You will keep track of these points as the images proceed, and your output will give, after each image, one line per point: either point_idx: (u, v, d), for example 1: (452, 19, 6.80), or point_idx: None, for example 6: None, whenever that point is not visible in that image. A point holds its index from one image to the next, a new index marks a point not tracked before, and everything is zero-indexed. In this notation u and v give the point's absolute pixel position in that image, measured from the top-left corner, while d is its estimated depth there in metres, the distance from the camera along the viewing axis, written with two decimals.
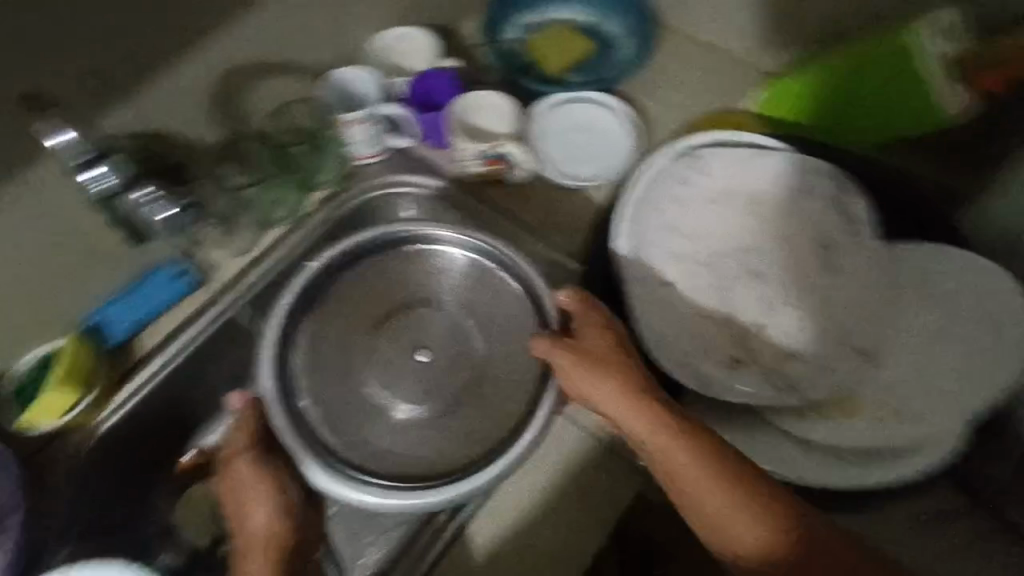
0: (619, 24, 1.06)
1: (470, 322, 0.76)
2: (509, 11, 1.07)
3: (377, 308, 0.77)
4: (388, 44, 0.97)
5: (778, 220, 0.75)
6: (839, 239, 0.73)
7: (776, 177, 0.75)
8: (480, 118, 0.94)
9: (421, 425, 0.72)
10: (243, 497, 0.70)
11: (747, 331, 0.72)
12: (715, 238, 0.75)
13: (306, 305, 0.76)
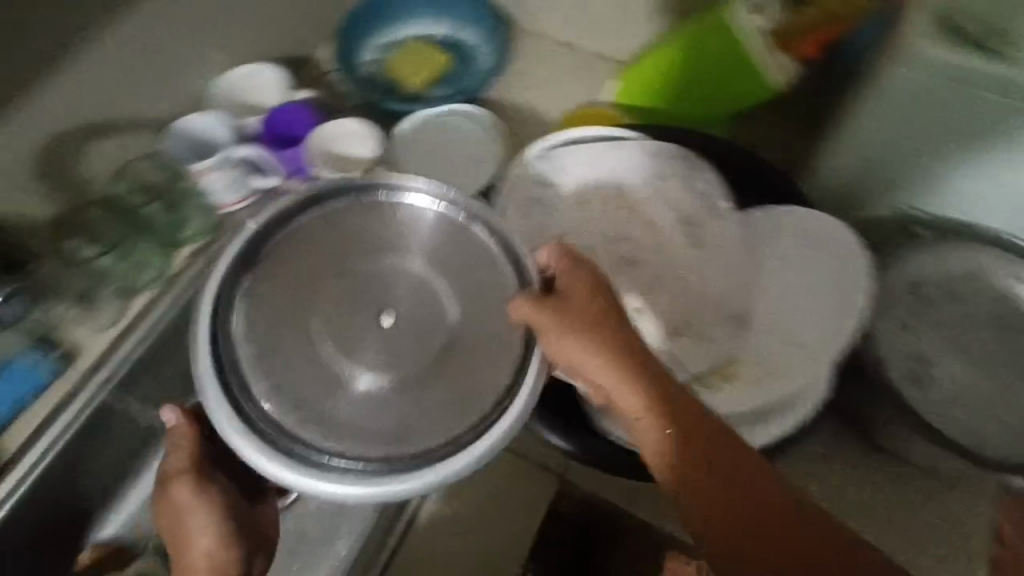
0: (471, 30, 1.08)
1: (436, 274, 0.53)
2: (362, 41, 1.07)
3: (308, 264, 0.53)
4: (234, 89, 0.96)
5: (643, 205, 0.76)
6: (701, 218, 0.76)
7: (637, 165, 0.77)
8: (342, 147, 0.92)
9: (405, 411, 0.50)
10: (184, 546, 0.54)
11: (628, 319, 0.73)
12: (585, 233, 0.76)
13: (252, 260, 0.53)
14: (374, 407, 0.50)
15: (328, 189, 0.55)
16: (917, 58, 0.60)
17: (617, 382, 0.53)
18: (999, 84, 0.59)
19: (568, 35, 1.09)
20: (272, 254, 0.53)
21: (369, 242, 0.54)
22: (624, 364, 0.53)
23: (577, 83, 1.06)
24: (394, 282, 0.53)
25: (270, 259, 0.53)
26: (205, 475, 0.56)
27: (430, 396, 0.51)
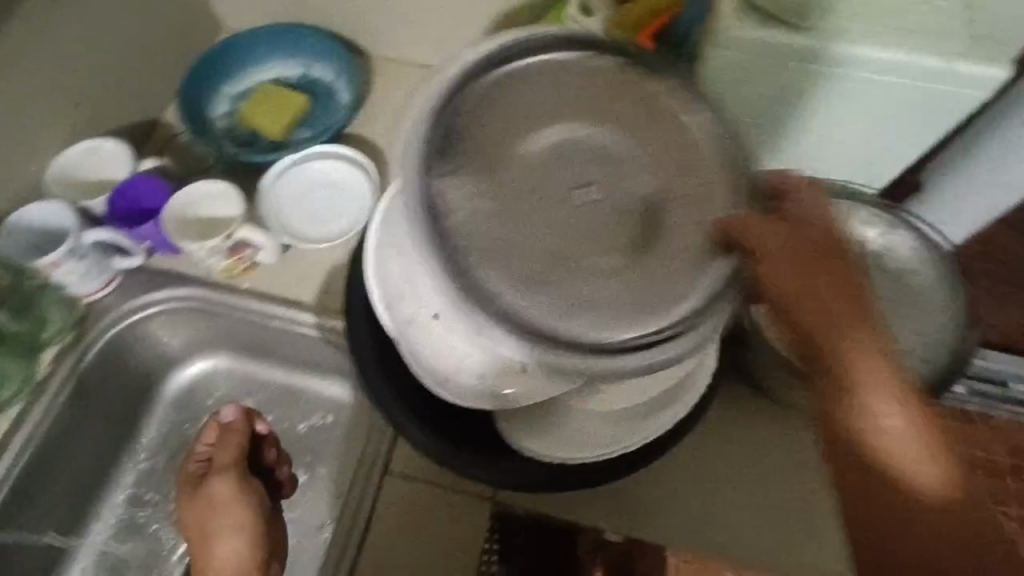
0: (326, 69, 1.05)
1: (617, 144, 0.56)
2: (207, 96, 1.02)
3: (512, 126, 0.56)
4: (71, 165, 0.89)
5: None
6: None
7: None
8: (205, 211, 0.85)
9: (662, 255, 0.52)
10: (211, 513, 0.83)
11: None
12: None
13: (450, 133, 0.56)
14: (631, 240, 0.53)
15: (556, 48, 0.59)
16: (733, 39, 0.64)
17: (845, 312, 0.47)
18: (807, 54, 0.64)
19: (426, 57, 1.08)
20: (474, 118, 0.57)
21: (589, 98, 0.57)
22: (846, 290, 0.48)
23: None
24: (613, 168, 0.56)
25: (473, 127, 0.56)
26: (239, 476, 0.86)
27: (670, 245, 0.53)
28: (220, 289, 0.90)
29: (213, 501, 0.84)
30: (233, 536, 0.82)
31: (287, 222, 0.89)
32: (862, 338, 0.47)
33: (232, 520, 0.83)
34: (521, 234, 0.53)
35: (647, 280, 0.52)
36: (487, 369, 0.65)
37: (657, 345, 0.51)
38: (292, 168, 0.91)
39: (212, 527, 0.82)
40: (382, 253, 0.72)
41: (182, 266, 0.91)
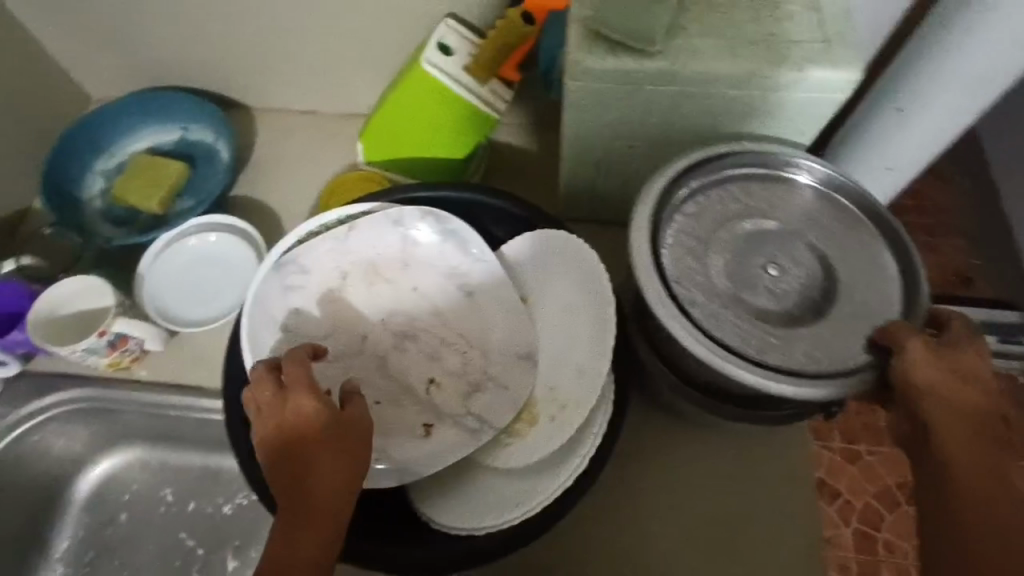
0: (202, 130, 1.00)
1: (785, 237, 0.64)
2: (78, 175, 0.97)
3: (723, 217, 0.64)
4: None
5: (403, 273, 0.74)
6: (466, 269, 0.73)
7: (387, 234, 0.73)
8: (77, 308, 0.81)
9: (839, 316, 0.60)
10: (326, 431, 0.56)
11: (424, 393, 0.72)
12: (356, 324, 0.74)
13: (686, 198, 0.65)
14: (805, 300, 0.61)
15: (761, 162, 0.66)
16: (579, 69, 0.62)
17: (952, 400, 0.51)
18: (657, 76, 0.62)
19: (303, 103, 1.04)
20: (705, 200, 0.65)
21: (788, 213, 0.65)
22: (971, 386, 0.51)
23: (327, 150, 1.01)
24: (783, 246, 0.64)
25: (698, 207, 0.65)
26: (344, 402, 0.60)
27: (828, 319, 0.60)
28: (113, 385, 0.84)
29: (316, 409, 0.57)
30: (351, 464, 0.56)
31: (167, 307, 0.85)
32: (963, 421, 0.50)
33: (353, 447, 0.57)
34: (715, 312, 0.60)
35: (832, 332, 0.59)
36: (392, 437, 0.70)
37: (801, 379, 0.56)
38: (175, 248, 0.86)
39: (325, 444, 0.55)
40: (258, 340, 0.68)
41: (70, 365, 0.86)
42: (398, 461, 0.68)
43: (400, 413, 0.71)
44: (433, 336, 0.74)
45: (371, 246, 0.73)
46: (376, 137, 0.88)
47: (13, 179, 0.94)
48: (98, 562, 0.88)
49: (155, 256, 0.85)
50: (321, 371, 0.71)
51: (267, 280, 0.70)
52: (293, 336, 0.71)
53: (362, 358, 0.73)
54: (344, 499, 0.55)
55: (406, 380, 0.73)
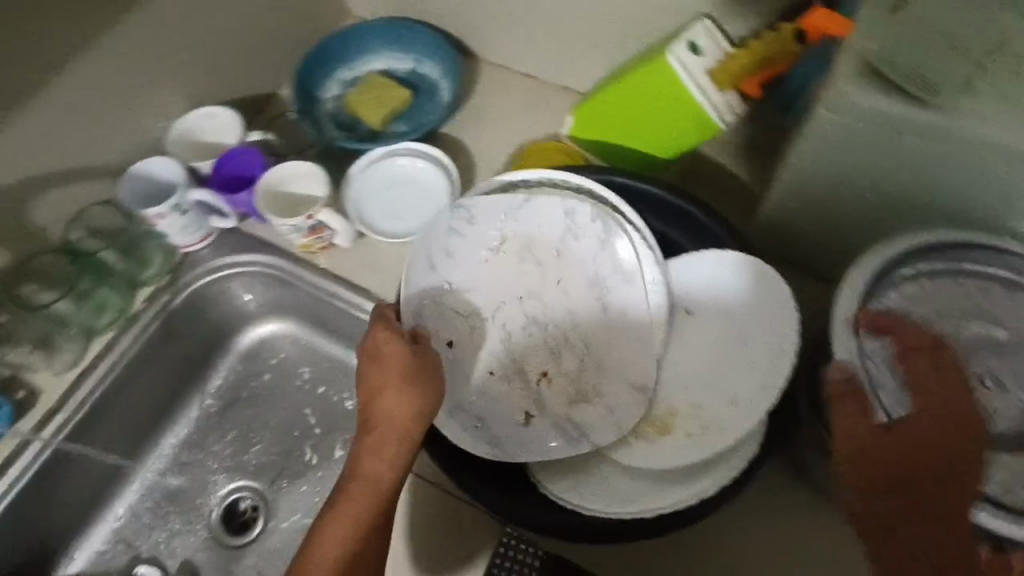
0: (434, 67, 1.08)
1: (1011, 351, 0.62)
2: (323, 77, 1.09)
3: (950, 308, 0.63)
4: (188, 127, 0.96)
5: (554, 263, 0.75)
6: (610, 283, 0.72)
7: (554, 217, 0.74)
8: (294, 188, 0.92)
9: None
10: (402, 372, 0.65)
11: (535, 382, 0.74)
12: (495, 294, 0.76)
13: (922, 274, 0.63)
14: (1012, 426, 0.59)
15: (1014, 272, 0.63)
16: (840, 101, 0.58)
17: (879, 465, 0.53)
18: (926, 128, 0.57)
19: (526, 67, 1.08)
20: (938, 284, 0.63)
21: (1002, 331, 0.62)
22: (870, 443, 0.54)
23: (536, 115, 1.05)
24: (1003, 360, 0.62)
25: (923, 290, 0.63)
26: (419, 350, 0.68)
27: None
28: (299, 265, 0.94)
29: (392, 353, 0.66)
30: (413, 406, 0.64)
31: (361, 211, 0.94)
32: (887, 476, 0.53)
33: (415, 388, 0.65)
34: None
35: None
36: (493, 410, 0.73)
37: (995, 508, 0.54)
38: (383, 163, 0.95)
39: (393, 385, 0.65)
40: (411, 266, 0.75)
41: (270, 235, 0.98)
42: (487, 434, 0.71)
43: (506, 389, 0.74)
44: (560, 332, 0.75)
45: (535, 223, 0.74)
46: (591, 114, 0.90)
47: (272, 65, 1.07)
48: (235, 407, 1.00)
49: (364, 166, 0.94)
50: (452, 319, 0.75)
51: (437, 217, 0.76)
52: (439, 279, 0.76)
53: (486, 327, 0.76)
54: (409, 436, 0.63)
55: (522, 363, 0.75)
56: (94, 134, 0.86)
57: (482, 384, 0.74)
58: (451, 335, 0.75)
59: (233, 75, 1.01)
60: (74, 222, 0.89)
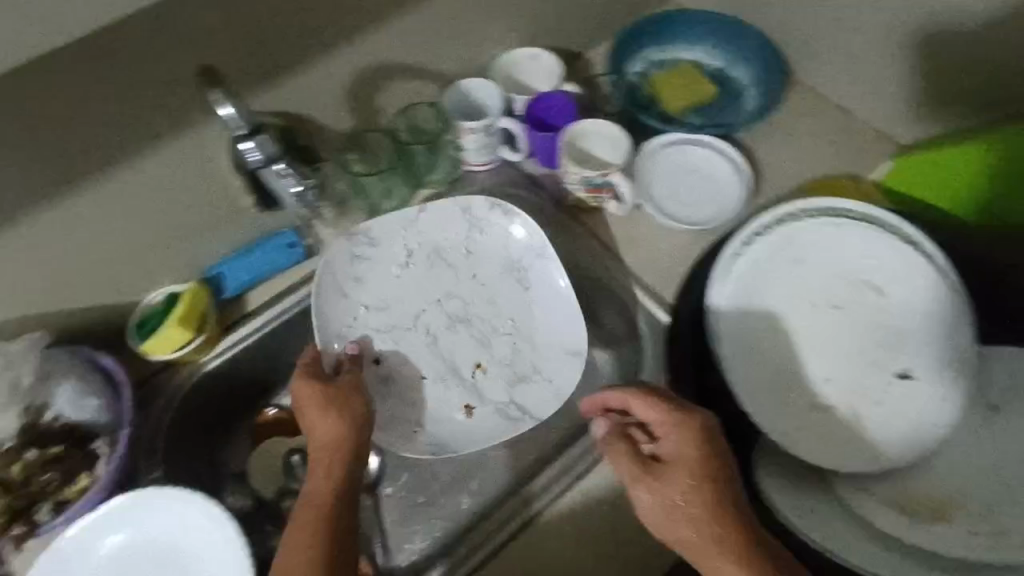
0: (746, 72, 1.08)
1: None
2: (633, 53, 1.10)
3: None
4: (514, 62, 1.01)
5: (465, 260, 0.94)
6: (527, 264, 0.93)
7: (457, 224, 0.94)
8: (591, 146, 0.96)
9: None
10: (325, 401, 0.76)
11: (473, 372, 0.92)
12: (413, 303, 0.93)
13: None
14: None
15: None
16: None
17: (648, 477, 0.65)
18: None
19: (845, 99, 1.05)
20: None
21: None
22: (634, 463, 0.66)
23: (843, 149, 1.02)
24: None
25: None
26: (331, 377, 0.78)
27: None
28: (572, 216, 0.98)
29: (312, 389, 0.76)
30: (338, 427, 0.74)
31: (645, 187, 0.96)
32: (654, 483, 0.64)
33: (342, 414, 0.75)
34: None
35: None
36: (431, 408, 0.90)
37: None
38: (679, 147, 0.98)
39: (316, 416, 0.74)
40: (350, 281, 0.91)
41: (550, 184, 1.01)
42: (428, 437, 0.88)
43: (443, 389, 0.91)
44: (483, 325, 0.93)
45: (469, 233, 0.94)
46: (931, 170, 0.92)
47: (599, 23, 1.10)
48: None
49: (661, 147, 0.97)
50: (383, 337, 0.92)
51: (338, 248, 0.90)
52: (355, 300, 0.91)
53: (413, 334, 0.93)
54: (342, 451, 0.73)
55: (453, 361, 0.93)
56: (461, 37, 0.94)
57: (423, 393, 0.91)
58: (377, 352, 0.91)
59: (569, 23, 1.06)
60: (404, 110, 0.96)
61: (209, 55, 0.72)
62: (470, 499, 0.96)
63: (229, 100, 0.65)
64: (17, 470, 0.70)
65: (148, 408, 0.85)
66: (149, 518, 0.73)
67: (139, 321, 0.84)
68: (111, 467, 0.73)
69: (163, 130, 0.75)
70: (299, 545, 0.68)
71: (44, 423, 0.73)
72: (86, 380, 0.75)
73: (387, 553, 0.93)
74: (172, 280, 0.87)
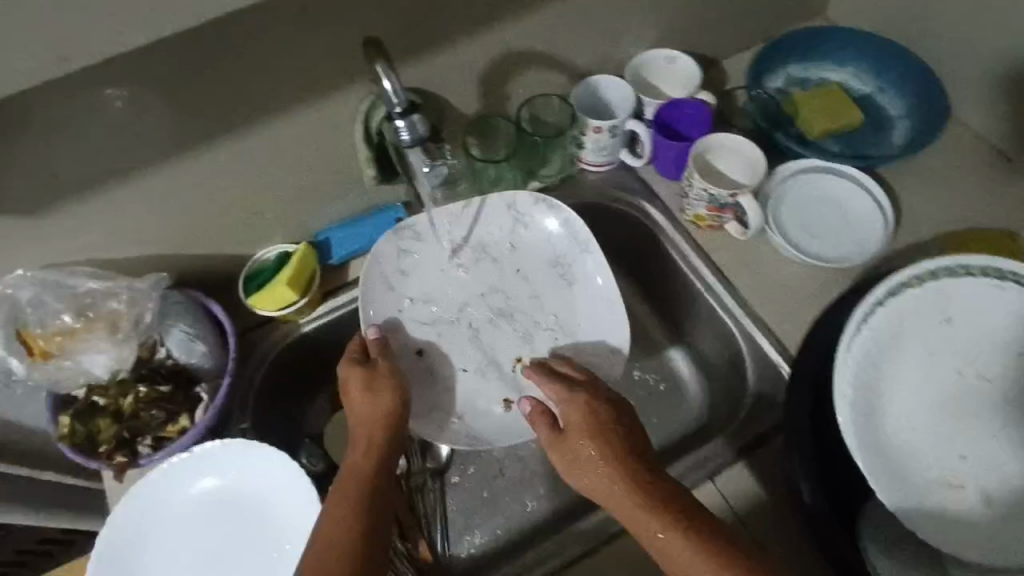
0: (897, 101, 1.00)
1: None
2: (774, 67, 1.04)
3: None
4: (650, 62, 0.96)
5: (509, 255, 0.90)
6: (570, 259, 0.89)
7: (502, 217, 0.90)
8: (719, 161, 0.90)
9: None
10: (365, 383, 0.72)
11: (512, 368, 0.87)
12: (456, 296, 0.89)
13: None
14: None
15: None
16: None
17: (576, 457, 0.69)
18: None
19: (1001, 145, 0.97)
20: None
21: None
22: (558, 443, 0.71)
23: (995, 199, 0.93)
24: None
25: None
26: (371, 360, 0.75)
27: None
28: (688, 230, 0.94)
29: (349, 370, 0.73)
30: (380, 408, 0.71)
31: (773, 212, 0.90)
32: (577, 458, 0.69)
33: (382, 397, 0.71)
34: None
35: None
36: (470, 401, 0.85)
37: None
38: (816, 176, 0.91)
39: (356, 399, 0.71)
40: (393, 273, 0.87)
41: (667, 194, 0.97)
42: (467, 428, 0.83)
43: (482, 382, 0.86)
44: (526, 319, 0.88)
45: (513, 226, 0.90)
46: None
47: (740, 32, 1.04)
48: None
49: (793, 170, 0.91)
50: (423, 331, 0.86)
51: (387, 244, 0.86)
52: (399, 294, 0.87)
53: (455, 328, 0.87)
54: (382, 432, 0.70)
55: (495, 355, 0.87)
56: (603, 30, 0.91)
57: (461, 384, 0.85)
58: (418, 344, 0.86)
59: (709, 28, 1.01)
60: (531, 100, 0.93)
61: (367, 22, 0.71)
62: (535, 502, 0.95)
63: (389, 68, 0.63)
64: (127, 402, 0.73)
65: (246, 360, 0.87)
66: (239, 471, 0.75)
67: (248, 275, 0.86)
68: (207, 413, 0.75)
69: (305, 94, 0.73)
70: (341, 523, 0.62)
71: (157, 359, 0.76)
72: (200, 326, 0.77)
73: (447, 542, 0.92)
74: (284, 238, 0.88)
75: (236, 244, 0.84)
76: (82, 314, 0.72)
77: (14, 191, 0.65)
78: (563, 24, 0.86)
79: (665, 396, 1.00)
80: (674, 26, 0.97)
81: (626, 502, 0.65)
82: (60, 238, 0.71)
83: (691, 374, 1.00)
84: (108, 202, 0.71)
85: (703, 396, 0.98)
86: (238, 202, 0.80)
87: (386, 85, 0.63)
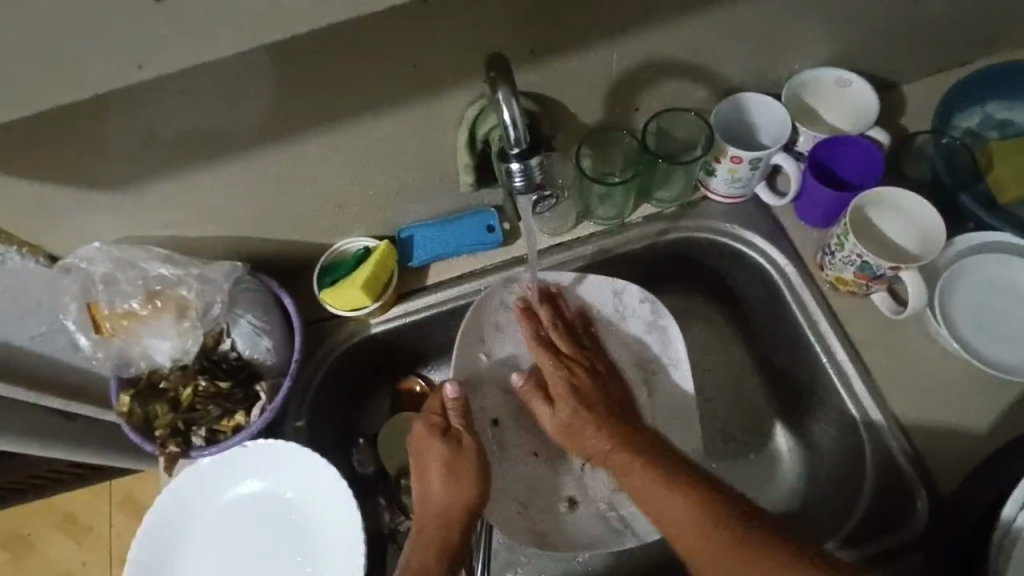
0: None
1: None
2: (969, 104, 0.85)
3: None
4: (816, 83, 0.80)
5: (604, 343, 0.83)
6: (657, 365, 0.82)
7: (607, 298, 0.82)
8: (882, 220, 0.75)
9: None
10: (447, 462, 0.70)
11: (580, 470, 0.82)
12: None
13: None
14: None
15: None
16: None
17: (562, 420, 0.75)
18: None
19: None
20: None
21: None
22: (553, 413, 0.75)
23: None
24: None
25: None
26: (450, 432, 0.72)
27: None
28: (825, 291, 0.79)
29: (431, 442, 0.71)
30: (457, 494, 0.69)
31: (940, 292, 0.75)
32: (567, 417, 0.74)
33: (458, 485, 0.69)
34: None
35: None
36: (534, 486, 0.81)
37: None
38: (994, 257, 0.76)
39: (433, 479, 0.70)
40: (487, 329, 0.80)
41: (807, 242, 0.82)
42: (530, 519, 0.79)
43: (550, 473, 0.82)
44: None
45: (612, 314, 0.82)
46: None
47: (936, 55, 0.85)
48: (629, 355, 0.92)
49: (972, 245, 0.76)
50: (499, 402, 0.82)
51: (492, 292, 0.80)
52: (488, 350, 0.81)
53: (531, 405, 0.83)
54: (451, 519, 0.69)
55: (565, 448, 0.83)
56: (769, 42, 0.75)
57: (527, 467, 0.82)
58: (494, 413, 0.81)
59: (898, 48, 0.82)
60: (662, 114, 0.79)
61: (498, 17, 0.60)
62: (588, 554, 0.85)
63: (512, 104, 0.54)
64: (186, 394, 0.70)
65: (310, 354, 0.80)
66: (288, 477, 0.71)
67: (326, 268, 0.80)
68: (263, 413, 0.70)
69: (414, 87, 0.64)
70: None
71: (219, 351, 0.72)
72: (266, 320, 0.72)
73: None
74: (367, 232, 0.81)
75: (318, 232, 0.78)
76: (149, 300, 0.70)
77: (99, 168, 0.61)
78: (724, 31, 0.71)
79: (755, 469, 0.87)
80: (855, 43, 0.79)
81: (630, 470, 0.68)
82: (138, 211, 0.67)
83: (792, 451, 0.87)
84: (192, 186, 0.66)
85: (801, 478, 0.85)
86: (328, 192, 0.73)
87: (505, 115, 0.54)
